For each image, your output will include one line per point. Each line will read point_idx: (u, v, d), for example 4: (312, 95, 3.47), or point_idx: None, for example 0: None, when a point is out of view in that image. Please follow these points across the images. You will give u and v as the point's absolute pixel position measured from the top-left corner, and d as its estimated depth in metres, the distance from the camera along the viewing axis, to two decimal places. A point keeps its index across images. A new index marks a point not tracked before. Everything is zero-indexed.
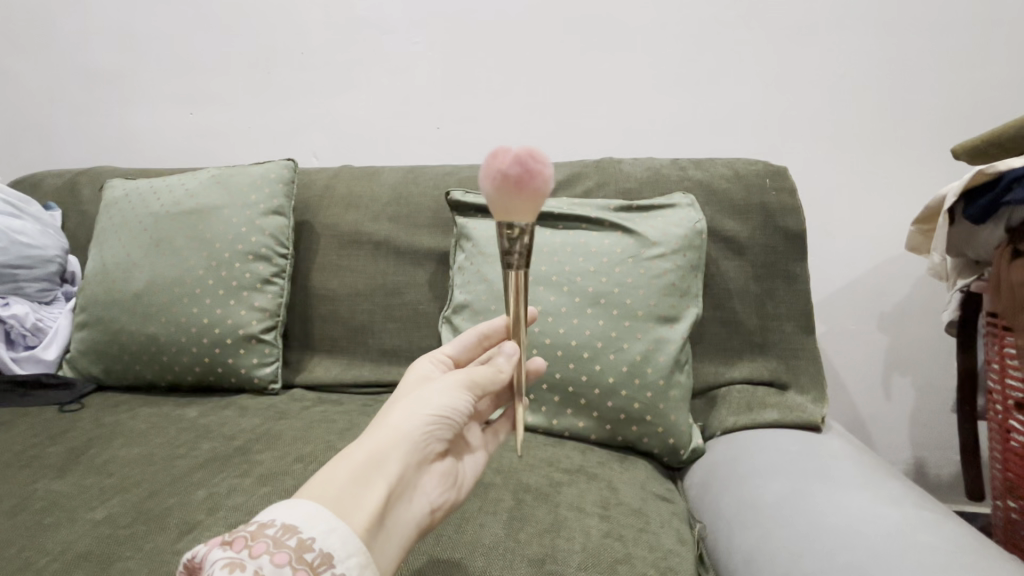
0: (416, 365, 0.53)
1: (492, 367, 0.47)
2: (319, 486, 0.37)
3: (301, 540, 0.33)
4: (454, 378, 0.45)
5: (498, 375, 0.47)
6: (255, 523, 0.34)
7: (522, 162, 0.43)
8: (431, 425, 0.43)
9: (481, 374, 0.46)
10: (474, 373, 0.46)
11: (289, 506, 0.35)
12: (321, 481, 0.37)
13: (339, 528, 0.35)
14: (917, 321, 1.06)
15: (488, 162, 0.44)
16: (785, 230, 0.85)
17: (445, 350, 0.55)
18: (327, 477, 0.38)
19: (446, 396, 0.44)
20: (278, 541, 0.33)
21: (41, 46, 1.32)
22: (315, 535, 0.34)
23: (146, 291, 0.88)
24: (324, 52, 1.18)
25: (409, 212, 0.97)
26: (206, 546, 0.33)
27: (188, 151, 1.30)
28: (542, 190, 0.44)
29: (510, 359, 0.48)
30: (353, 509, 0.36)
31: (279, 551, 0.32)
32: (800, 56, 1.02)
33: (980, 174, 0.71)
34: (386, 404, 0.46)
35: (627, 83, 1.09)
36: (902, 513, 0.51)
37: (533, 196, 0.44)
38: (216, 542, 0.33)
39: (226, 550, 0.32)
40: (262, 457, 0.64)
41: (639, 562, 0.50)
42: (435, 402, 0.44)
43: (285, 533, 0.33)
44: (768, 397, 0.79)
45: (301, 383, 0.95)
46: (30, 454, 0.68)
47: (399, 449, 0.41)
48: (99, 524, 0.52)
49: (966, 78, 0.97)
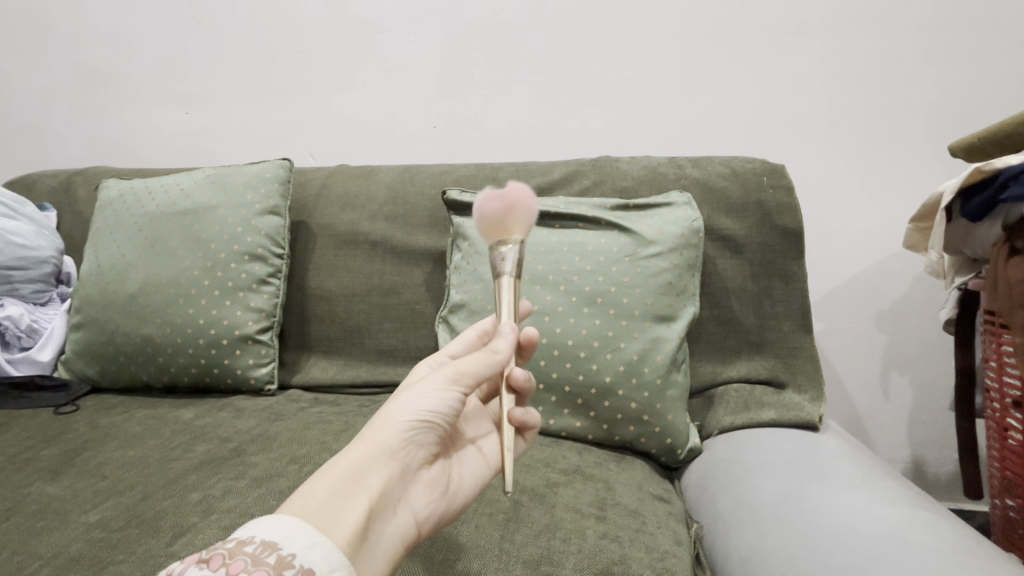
0: (415, 371, 0.55)
1: (482, 354, 0.45)
2: (300, 501, 0.38)
3: (280, 558, 0.33)
4: (438, 377, 0.45)
5: (494, 357, 0.45)
6: (233, 540, 0.34)
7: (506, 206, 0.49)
8: (413, 430, 0.43)
9: (467, 364, 0.45)
10: (460, 365, 0.45)
11: (270, 523, 0.35)
12: (302, 496, 0.38)
13: (320, 543, 0.35)
14: (915, 318, 1.06)
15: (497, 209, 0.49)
16: (781, 229, 0.85)
17: (446, 352, 0.56)
18: (308, 491, 0.38)
19: (429, 398, 0.44)
20: (256, 559, 0.33)
21: (35, 46, 1.31)
22: (296, 551, 0.34)
23: (141, 292, 0.88)
24: (319, 51, 1.18)
25: (406, 212, 0.97)
26: (182, 564, 0.33)
27: (184, 152, 1.29)
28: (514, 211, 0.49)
29: (509, 340, 0.45)
30: (335, 522, 0.37)
31: (258, 568, 0.32)
32: (797, 53, 1.02)
33: (976, 171, 0.70)
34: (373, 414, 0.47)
35: (624, 81, 1.08)
36: (898, 513, 0.51)
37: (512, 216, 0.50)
38: (193, 560, 0.33)
39: (203, 568, 0.32)
40: (257, 459, 0.64)
41: (636, 564, 0.49)
42: (416, 407, 0.44)
43: (264, 550, 0.33)
44: (766, 396, 0.79)
45: (298, 383, 0.95)
46: (24, 457, 0.67)
47: (381, 459, 0.41)
48: (92, 528, 0.52)
49: (964, 75, 0.97)
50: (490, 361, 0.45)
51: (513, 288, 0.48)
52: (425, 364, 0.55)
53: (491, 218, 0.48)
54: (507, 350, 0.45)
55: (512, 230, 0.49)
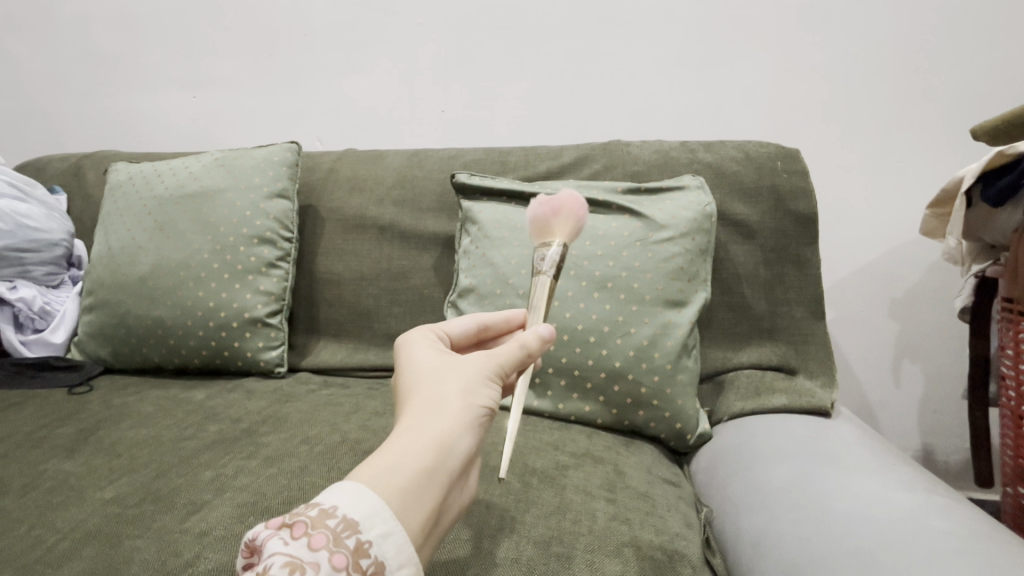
0: (410, 341, 0.43)
1: (509, 343, 0.41)
2: (381, 469, 0.31)
3: (359, 543, 0.28)
4: (484, 363, 0.39)
5: (525, 357, 0.41)
6: (316, 506, 0.29)
7: (548, 204, 0.50)
8: (485, 416, 0.37)
9: (505, 358, 0.40)
10: (503, 357, 0.40)
11: (348, 489, 0.30)
12: (383, 466, 0.32)
13: (396, 534, 0.30)
14: (930, 306, 1.05)
15: (534, 209, 0.51)
16: (795, 214, 0.83)
17: (445, 328, 0.48)
18: (390, 460, 0.32)
19: (485, 380, 0.38)
20: (338, 537, 0.28)
21: (43, 29, 1.30)
22: (374, 538, 0.29)
23: (151, 274, 0.88)
24: (327, 33, 1.16)
25: (415, 196, 0.96)
26: (267, 527, 0.29)
27: (191, 137, 1.29)
28: (569, 210, 0.50)
29: (540, 342, 0.42)
30: (418, 505, 0.31)
31: (338, 551, 0.28)
32: (815, 35, 0.99)
33: (998, 155, 0.69)
34: (421, 373, 0.38)
35: (635, 64, 1.06)
36: (915, 498, 0.50)
37: (563, 215, 0.50)
38: (277, 524, 0.29)
39: (287, 542, 0.28)
40: (268, 439, 0.64)
41: (646, 545, 0.49)
42: (484, 391, 0.38)
43: (346, 528, 0.28)
44: (777, 381, 0.78)
45: (308, 366, 0.95)
46: (40, 435, 0.68)
47: (464, 434, 0.35)
48: (108, 504, 0.52)
49: (987, 56, 0.94)
50: (523, 356, 0.41)
51: (549, 287, 0.47)
52: (425, 331, 0.45)
53: (537, 219, 0.50)
54: (535, 347, 0.42)
55: (555, 231, 0.49)
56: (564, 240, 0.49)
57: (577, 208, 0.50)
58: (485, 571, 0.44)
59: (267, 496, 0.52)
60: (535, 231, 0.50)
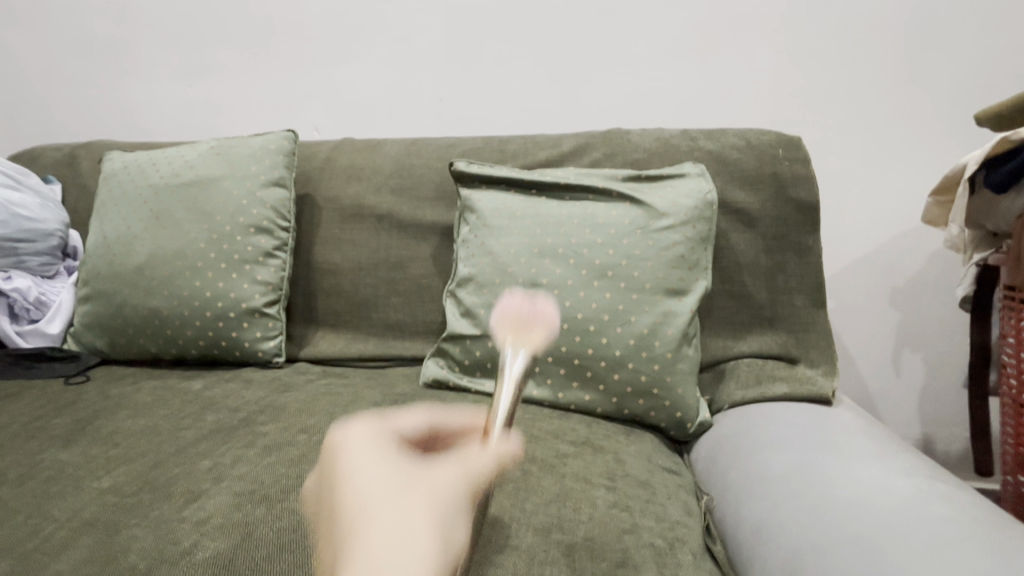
0: (344, 448, 0.29)
1: (479, 451, 0.30)
2: None
3: None
4: (448, 487, 0.27)
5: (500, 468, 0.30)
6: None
7: (527, 304, 0.45)
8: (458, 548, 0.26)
9: (477, 469, 0.28)
10: (473, 468, 0.28)
11: None
12: None
13: None
14: (931, 295, 1.05)
15: (504, 306, 0.46)
16: (797, 202, 0.83)
17: (387, 427, 0.33)
18: None
19: (455, 503, 0.27)
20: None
21: (35, 17, 1.28)
22: None
23: (147, 264, 0.87)
24: (323, 20, 1.15)
25: (413, 184, 0.96)
26: None
27: (186, 126, 1.27)
28: (544, 316, 0.45)
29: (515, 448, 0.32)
30: None
31: None
32: (817, 22, 0.98)
33: (1003, 141, 0.69)
34: (360, 496, 0.26)
35: (636, 51, 1.05)
36: (916, 485, 0.50)
37: (540, 320, 0.44)
38: None
39: None
40: (267, 428, 0.64)
41: (647, 533, 0.49)
42: (454, 517, 0.26)
43: None
44: (777, 370, 0.78)
45: (306, 357, 0.95)
46: (36, 425, 0.68)
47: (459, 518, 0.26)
48: (105, 493, 0.52)
49: (990, 43, 0.94)
50: (496, 468, 0.30)
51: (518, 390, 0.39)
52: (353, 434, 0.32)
53: (511, 316, 0.45)
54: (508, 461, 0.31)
55: (530, 331, 0.43)
56: (538, 346, 0.43)
57: (552, 315, 0.45)
58: (485, 559, 0.44)
59: (264, 485, 0.51)
60: (507, 327, 0.44)
